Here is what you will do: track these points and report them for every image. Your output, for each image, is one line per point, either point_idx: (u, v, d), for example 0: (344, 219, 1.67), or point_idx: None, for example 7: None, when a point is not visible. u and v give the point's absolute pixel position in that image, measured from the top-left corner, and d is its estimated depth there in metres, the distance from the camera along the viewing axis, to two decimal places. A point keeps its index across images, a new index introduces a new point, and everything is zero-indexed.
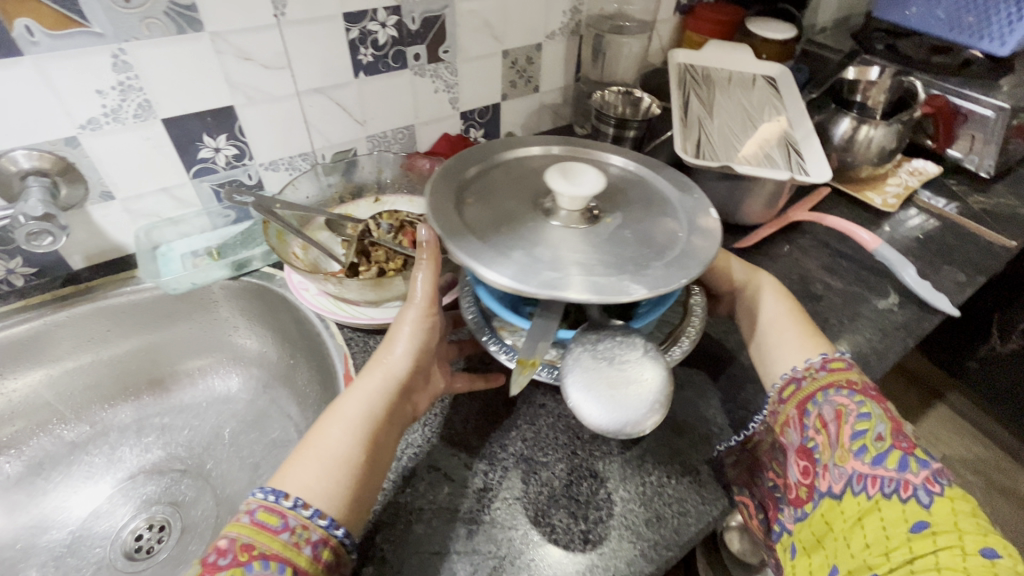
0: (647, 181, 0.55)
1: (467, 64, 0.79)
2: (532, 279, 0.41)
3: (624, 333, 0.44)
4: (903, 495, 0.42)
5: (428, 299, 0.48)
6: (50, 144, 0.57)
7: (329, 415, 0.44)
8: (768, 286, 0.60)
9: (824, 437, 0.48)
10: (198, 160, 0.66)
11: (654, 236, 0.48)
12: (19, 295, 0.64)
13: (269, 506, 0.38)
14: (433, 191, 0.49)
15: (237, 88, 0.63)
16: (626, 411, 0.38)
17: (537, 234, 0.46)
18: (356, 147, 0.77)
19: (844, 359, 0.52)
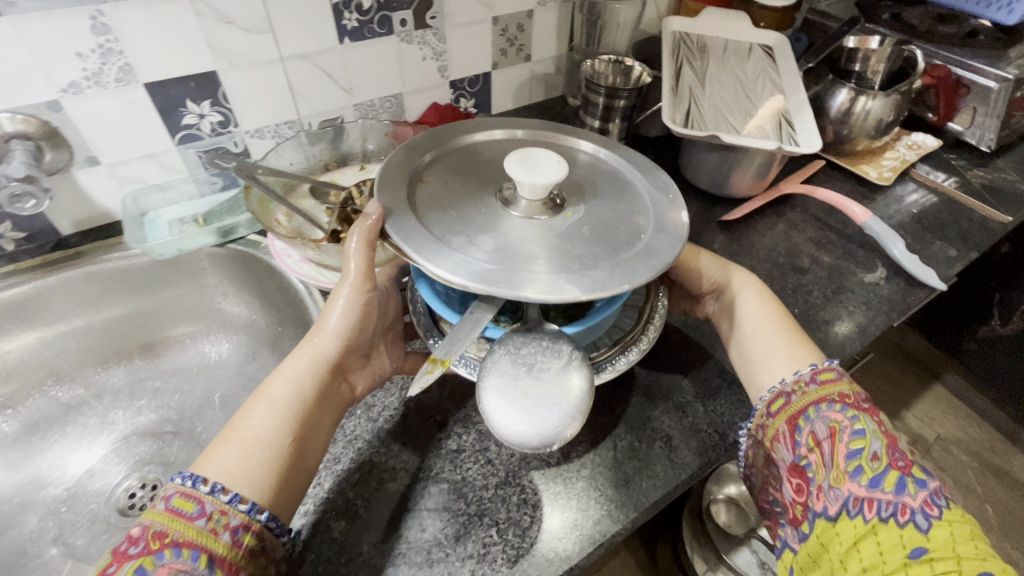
0: (612, 167, 0.56)
1: (455, 31, 0.78)
2: (463, 270, 0.41)
3: (553, 338, 0.46)
4: (901, 520, 0.41)
5: (361, 274, 0.49)
6: (33, 108, 0.57)
7: (256, 397, 0.45)
8: (749, 288, 0.59)
9: (819, 454, 0.47)
10: (183, 127, 0.66)
11: (615, 232, 0.48)
12: (10, 260, 0.65)
13: (185, 493, 0.38)
14: (387, 175, 0.49)
15: (220, 52, 0.63)
16: (535, 419, 0.41)
17: (489, 221, 0.47)
18: (343, 115, 0.77)
19: (835, 369, 0.51)
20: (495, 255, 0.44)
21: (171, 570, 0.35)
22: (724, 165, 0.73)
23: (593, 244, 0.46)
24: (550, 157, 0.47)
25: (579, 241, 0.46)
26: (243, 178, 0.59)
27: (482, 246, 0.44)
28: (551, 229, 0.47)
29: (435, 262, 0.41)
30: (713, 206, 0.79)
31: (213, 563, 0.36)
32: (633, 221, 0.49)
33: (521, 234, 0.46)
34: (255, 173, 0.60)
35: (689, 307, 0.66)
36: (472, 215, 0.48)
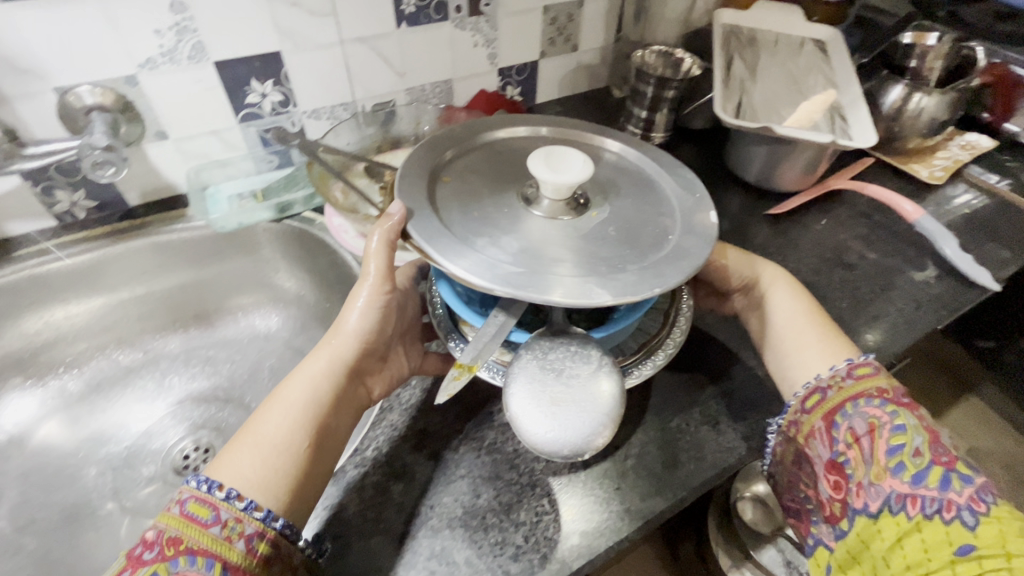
0: (637, 167, 0.56)
1: (507, 19, 0.79)
2: (487, 272, 0.41)
3: (581, 342, 0.46)
4: (946, 516, 0.41)
5: (381, 275, 0.48)
6: (112, 82, 0.60)
7: (272, 400, 0.45)
8: (782, 284, 0.59)
9: (857, 450, 0.46)
10: (246, 105, 0.68)
11: (641, 234, 0.48)
12: (82, 227, 0.68)
13: (201, 498, 0.38)
14: (408, 172, 0.50)
15: (284, 33, 0.65)
16: (565, 427, 0.41)
17: (514, 220, 0.48)
18: (395, 99, 0.78)
19: (871, 364, 0.51)
20: (521, 257, 0.44)
21: None
22: (774, 157, 0.73)
23: (621, 246, 0.47)
24: (575, 159, 0.48)
25: (604, 243, 0.47)
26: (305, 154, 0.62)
27: (506, 247, 0.45)
28: (574, 230, 0.48)
29: (458, 264, 0.41)
30: (758, 200, 0.79)
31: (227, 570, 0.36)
32: (658, 223, 0.49)
33: (546, 234, 0.47)
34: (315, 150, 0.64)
35: None
36: (496, 215, 0.48)
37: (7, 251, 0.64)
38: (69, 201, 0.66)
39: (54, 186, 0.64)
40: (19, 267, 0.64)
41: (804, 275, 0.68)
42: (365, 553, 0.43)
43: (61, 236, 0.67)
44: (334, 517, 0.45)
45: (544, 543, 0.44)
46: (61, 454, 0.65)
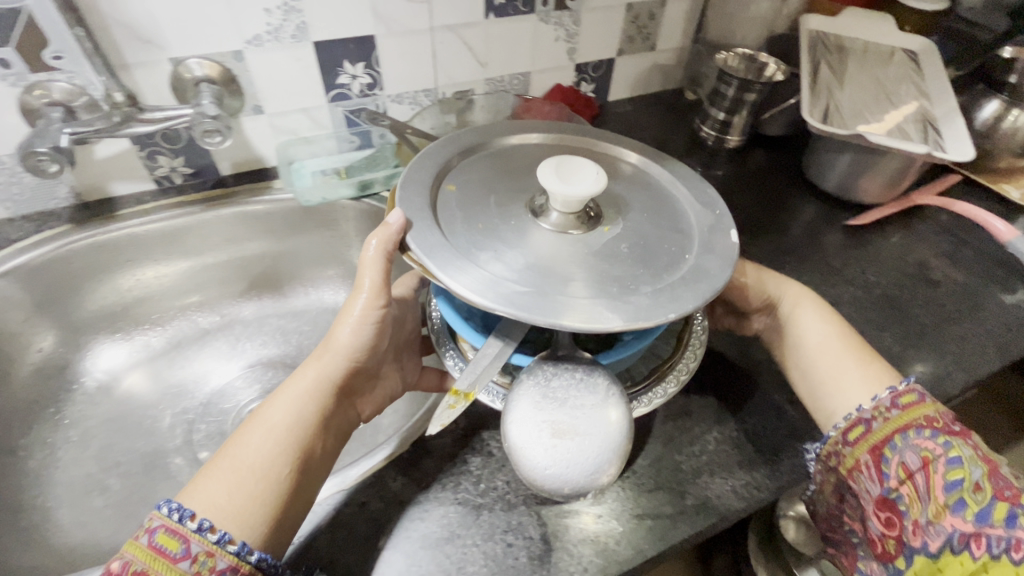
0: (652, 179, 0.53)
1: (590, 14, 0.79)
2: (490, 291, 0.39)
3: (586, 368, 0.43)
4: (1016, 556, 0.38)
5: (376, 288, 0.47)
6: (221, 56, 0.63)
7: (253, 420, 0.43)
8: (812, 308, 0.55)
9: (911, 486, 0.43)
10: (337, 86, 0.71)
11: (656, 253, 0.45)
12: (178, 192, 0.71)
13: (171, 528, 0.37)
14: (414, 178, 0.47)
15: (381, 18, 0.67)
16: (569, 465, 0.39)
17: (522, 233, 0.45)
18: (474, 88, 0.80)
19: (915, 388, 0.47)
20: (527, 275, 0.42)
21: None
22: (858, 167, 0.71)
23: (637, 265, 0.44)
24: (588, 171, 0.45)
25: (617, 261, 0.44)
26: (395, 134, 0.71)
27: (511, 261, 0.42)
28: (585, 246, 0.45)
29: (459, 281, 0.39)
30: (837, 210, 0.77)
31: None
32: (674, 242, 0.47)
33: (555, 248, 0.44)
34: (404, 132, 0.72)
35: None
36: (504, 226, 0.46)
37: (111, 210, 0.68)
38: (169, 166, 0.69)
39: (157, 152, 0.67)
40: (121, 226, 0.67)
41: (885, 289, 0.66)
42: (444, 520, 0.44)
43: (159, 200, 0.70)
44: (416, 483, 0.46)
45: (619, 530, 0.44)
46: (143, 405, 0.69)
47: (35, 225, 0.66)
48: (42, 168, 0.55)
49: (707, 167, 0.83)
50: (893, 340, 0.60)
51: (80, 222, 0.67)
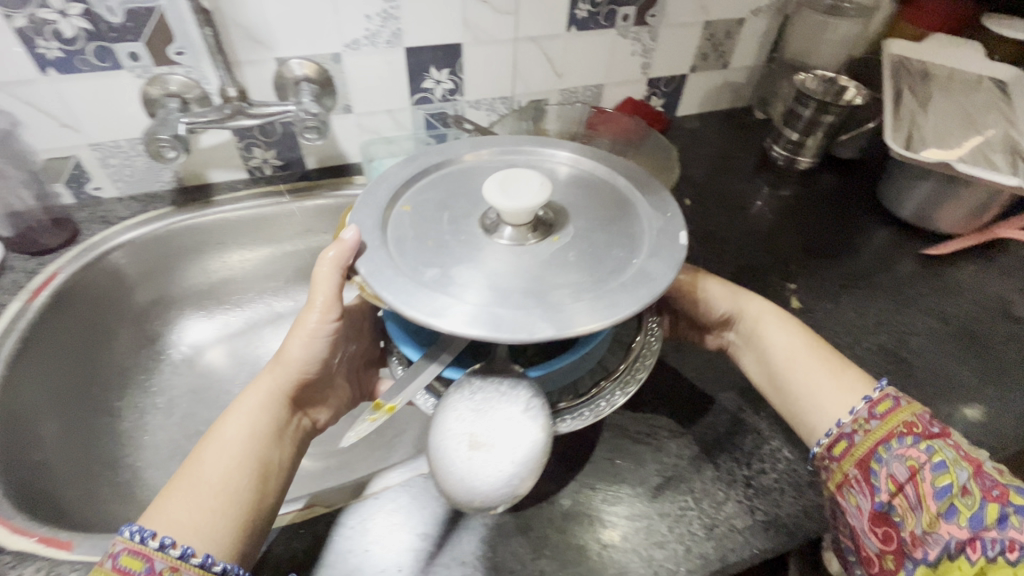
0: (593, 180, 0.50)
1: (667, 30, 0.80)
2: (422, 306, 0.37)
3: (511, 381, 0.42)
4: (1011, 556, 0.37)
5: (327, 304, 0.47)
6: (321, 58, 0.67)
7: (209, 440, 0.43)
8: (777, 321, 0.53)
9: (901, 496, 0.41)
10: (421, 90, 0.74)
11: (605, 259, 0.42)
12: (268, 182, 0.76)
13: (132, 549, 0.35)
14: (362, 208, 0.45)
15: (470, 27, 0.70)
16: (484, 480, 0.39)
17: (471, 249, 0.42)
18: (549, 97, 0.82)
19: (889, 394, 0.46)
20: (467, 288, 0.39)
21: None
22: (939, 195, 0.70)
23: (586, 274, 0.41)
24: (532, 180, 0.43)
25: (564, 271, 0.41)
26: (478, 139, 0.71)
27: (458, 279, 0.40)
28: (536, 258, 0.42)
29: (410, 308, 0.36)
30: (912, 238, 0.75)
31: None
32: (626, 246, 0.43)
33: (503, 260, 0.42)
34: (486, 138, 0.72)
35: (888, 330, 0.63)
36: (451, 242, 0.43)
37: (207, 195, 0.73)
38: (261, 158, 0.74)
39: (253, 144, 0.72)
40: (215, 210, 0.72)
41: (963, 321, 0.65)
42: (519, 510, 0.45)
43: (251, 188, 0.75)
44: None
45: (689, 537, 0.44)
46: (221, 380, 0.72)
47: (142, 205, 0.71)
48: (161, 153, 0.59)
49: (774, 188, 0.83)
50: (971, 374, 0.59)
51: (180, 204, 0.72)
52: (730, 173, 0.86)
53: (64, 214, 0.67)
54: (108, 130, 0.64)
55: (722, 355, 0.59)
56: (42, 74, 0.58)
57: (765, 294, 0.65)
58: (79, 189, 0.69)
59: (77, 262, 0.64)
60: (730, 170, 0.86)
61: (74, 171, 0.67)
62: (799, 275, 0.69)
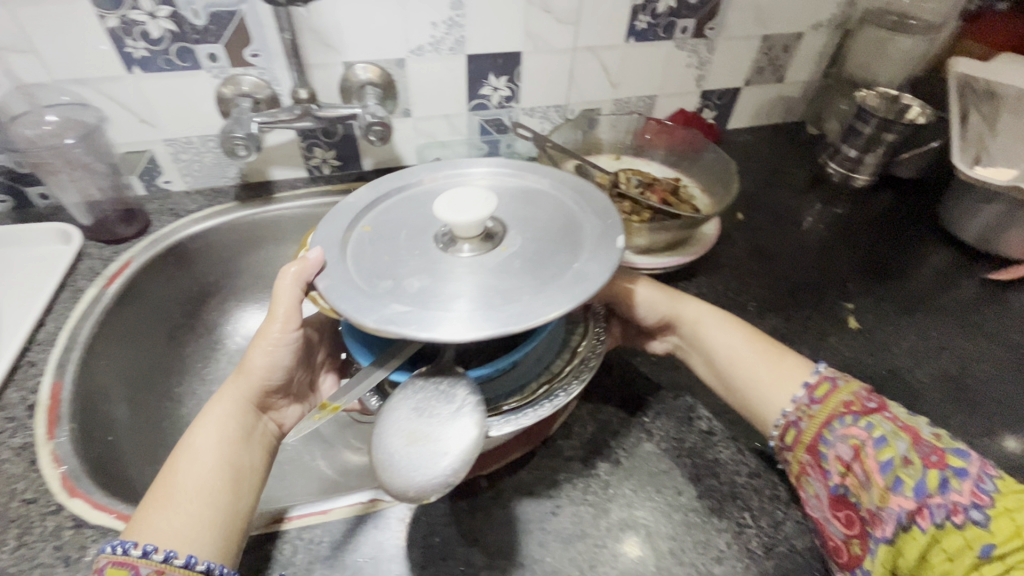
0: (543, 191, 0.51)
1: (725, 43, 0.80)
2: (371, 313, 0.37)
3: (452, 383, 0.43)
4: (957, 519, 0.37)
5: (288, 314, 0.47)
6: (386, 63, 0.69)
7: (181, 451, 0.43)
8: (715, 319, 0.54)
9: (849, 475, 0.41)
10: (479, 96, 0.76)
11: (548, 264, 0.43)
12: (326, 181, 0.78)
13: (117, 560, 0.36)
14: (327, 227, 0.46)
15: (531, 36, 0.71)
16: (416, 469, 0.38)
17: (426, 261, 0.43)
18: (602, 106, 0.83)
19: (827, 376, 0.46)
20: (417, 296, 0.40)
21: None
22: (1006, 219, 0.68)
23: (531, 277, 0.41)
24: (474, 194, 0.45)
25: (511, 275, 0.42)
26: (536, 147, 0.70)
27: (408, 288, 0.41)
28: (487, 266, 0.43)
29: (358, 315, 0.37)
30: (974, 261, 0.73)
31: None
32: (569, 251, 0.44)
33: (454, 268, 0.42)
34: (544, 145, 0.71)
35: (950, 356, 0.61)
36: (408, 254, 0.44)
37: (268, 192, 0.75)
38: (321, 158, 0.76)
39: (315, 144, 0.74)
40: (276, 207, 0.74)
41: None
42: (575, 517, 0.46)
43: (310, 186, 0.77)
44: (547, 479, 0.48)
45: (748, 555, 0.44)
46: None
47: (207, 199, 0.74)
48: (234, 151, 0.61)
49: (828, 205, 0.82)
50: None
51: (244, 199, 0.74)
52: (782, 188, 0.84)
53: (137, 205, 0.70)
54: (182, 127, 0.67)
55: None
56: (128, 72, 0.61)
57: (822, 313, 0.64)
58: (151, 182, 0.72)
59: (148, 252, 0.67)
60: (782, 184, 0.85)
61: (147, 165, 0.70)
62: (856, 294, 0.67)
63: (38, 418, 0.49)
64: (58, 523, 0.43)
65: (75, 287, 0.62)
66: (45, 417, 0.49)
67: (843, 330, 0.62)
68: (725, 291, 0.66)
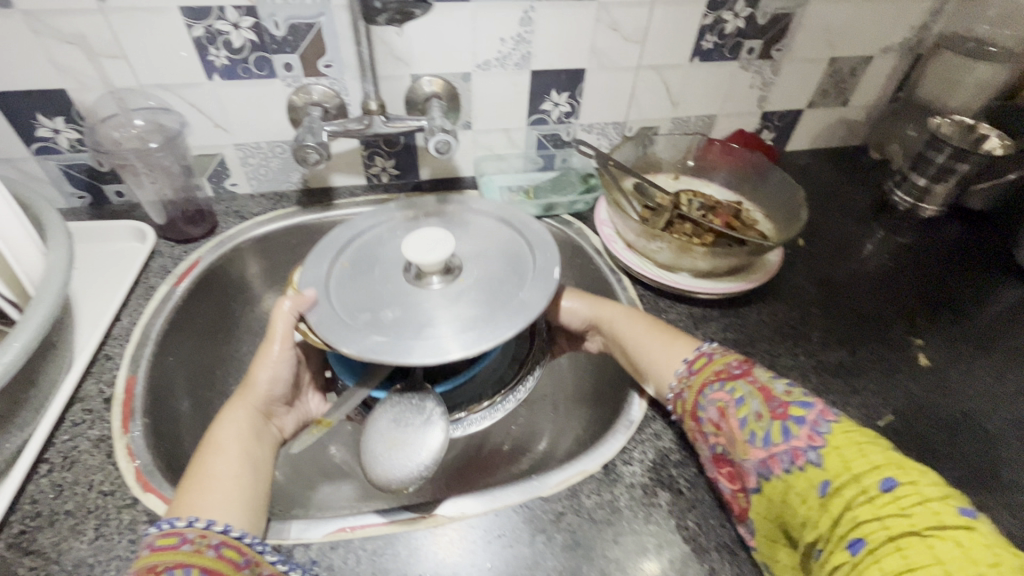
0: (497, 226, 0.58)
1: (790, 65, 0.78)
2: (357, 344, 0.44)
3: (422, 397, 0.54)
4: (800, 463, 0.39)
5: (285, 334, 0.50)
6: (451, 76, 0.70)
7: (205, 449, 0.46)
8: (622, 316, 0.58)
9: (719, 434, 0.44)
10: (539, 111, 0.76)
11: (499, 290, 0.50)
12: (384, 190, 0.79)
13: (163, 532, 0.38)
14: (310, 267, 0.53)
15: (596, 53, 0.71)
16: (396, 467, 0.48)
17: (396, 294, 0.50)
18: (660, 125, 0.82)
19: (706, 353, 0.49)
20: (393, 325, 0.47)
21: None
22: None
23: (485, 305, 0.49)
24: (432, 234, 0.51)
25: (468, 302, 0.49)
26: (599, 164, 0.70)
27: (384, 318, 0.48)
28: (450, 295, 0.50)
29: (342, 345, 0.44)
30: None
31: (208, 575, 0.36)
32: (514, 280, 0.51)
33: (421, 300, 0.49)
34: (606, 163, 0.71)
35: None
36: (381, 289, 0.51)
37: (329, 198, 0.77)
38: (381, 166, 0.77)
39: (376, 153, 0.75)
40: (336, 213, 0.75)
41: None
42: (637, 546, 0.45)
43: (369, 194, 0.78)
44: (609, 505, 0.47)
45: None
46: None
47: (270, 202, 0.76)
48: (305, 158, 0.61)
49: (890, 233, 0.79)
50: None
51: (306, 204, 0.76)
52: (842, 214, 0.82)
53: (206, 207, 0.72)
54: (253, 132, 0.69)
55: (844, 407, 0.56)
56: (208, 79, 0.63)
57: (889, 347, 0.62)
58: (219, 184, 0.74)
59: (214, 252, 0.68)
60: (842, 210, 0.83)
61: (217, 168, 0.72)
62: (924, 329, 0.65)
63: (114, 411, 0.51)
64: (133, 517, 0.44)
65: (147, 284, 0.64)
66: (120, 411, 0.51)
67: (911, 366, 0.60)
68: (786, 319, 0.65)
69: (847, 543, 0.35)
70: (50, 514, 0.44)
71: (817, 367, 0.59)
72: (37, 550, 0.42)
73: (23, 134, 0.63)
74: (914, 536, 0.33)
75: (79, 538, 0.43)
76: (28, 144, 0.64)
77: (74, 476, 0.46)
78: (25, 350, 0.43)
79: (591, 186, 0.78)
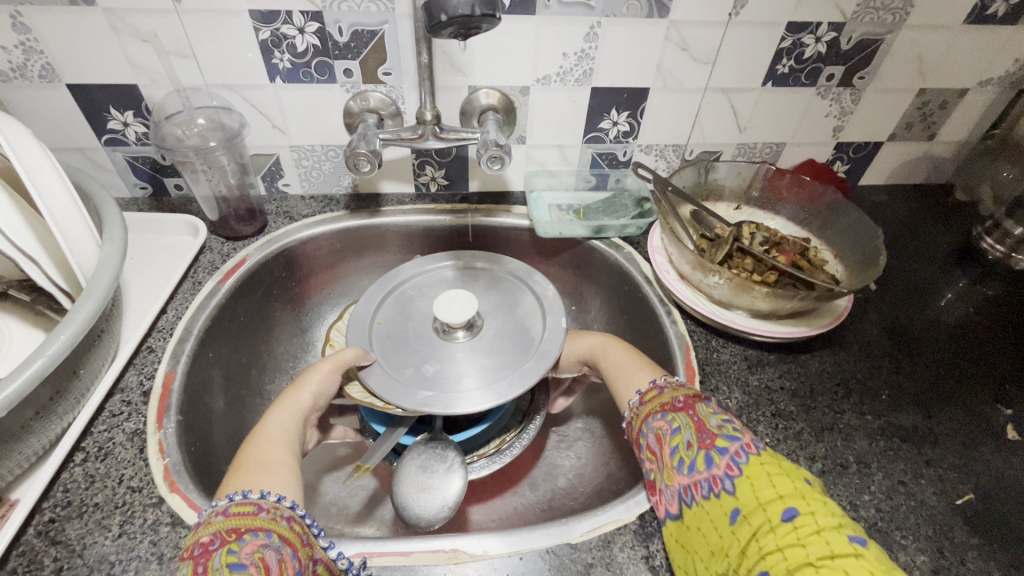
0: (506, 284, 0.67)
1: (873, 95, 0.73)
2: (409, 398, 0.52)
3: (443, 446, 0.58)
4: (716, 491, 0.40)
5: (343, 363, 0.53)
6: (510, 90, 0.68)
7: (256, 438, 0.47)
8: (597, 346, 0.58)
9: (653, 460, 0.45)
10: (596, 129, 0.73)
11: (516, 345, 0.59)
12: (431, 199, 0.78)
13: (239, 501, 0.39)
14: (351, 325, 0.60)
15: (662, 73, 0.67)
16: (426, 509, 0.53)
17: (430, 349, 0.59)
18: (724, 151, 0.78)
19: (657, 384, 0.50)
20: (434, 381, 0.55)
21: (257, 546, 0.36)
22: None
23: (505, 358, 0.58)
24: (454, 300, 0.58)
25: (495, 358, 0.58)
26: (658, 188, 0.68)
27: (426, 373, 0.56)
28: (479, 351, 0.59)
29: (400, 400, 0.52)
30: None
31: (287, 543, 0.38)
32: (529, 335, 0.60)
33: (454, 355, 0.58)
34: (665, 190, 0.69)
35: None
36: (416, 345, 0.59)
37: (376, 203, 0.76)
38: (430, 175, 0.76)
39: (427, 162, 0.75)
40: (383, 220, 0.75)
41: None
42: None
43: (417, 203, 0.77)
44: (644, 562, 0.44)
45: None
46: None
47: (320, 205, 0.76)
48: (357, 166, 0.59)
49: (975, 284, 0.72)
50: None
51: (354, 208, 0.76)
52: (921, 258, 0.75)
53: (258, 205, 0.72)
54: (308, 134, 0.69)
55: (916, 481, 0.50)
56: (271, 81, 0.64)
57: (971, 416, 0.55)
58: (272, 183, 0.75)
59: (262, 251, 0.69)
60: (921, 253, 0.76)
61: (272, 167, 0.73)
62: (1016, 397, 0.58)
63: (152, 405, 0.51)
64: (157, 518, 0.44)
65: (195, 279, 0.65)
66: (156, 406, 0.51)
67: (997, 440, 0.53)
68: (852, 373, 0.59)
69: (753, 575, 0.35)
70: (80, 505, 0.44)
71: (884, 429, 0.54)
72: (64, 541, 0.42)
73: (95, 125, 0.65)
74: (809, 566, 0.33)
75: (103, 533, 0.43)
76: (98, 135, 0.66)
77: (106, 468, 0.47)
78: (70, 343, 0.43)
79: (644, 211, 0.75)
